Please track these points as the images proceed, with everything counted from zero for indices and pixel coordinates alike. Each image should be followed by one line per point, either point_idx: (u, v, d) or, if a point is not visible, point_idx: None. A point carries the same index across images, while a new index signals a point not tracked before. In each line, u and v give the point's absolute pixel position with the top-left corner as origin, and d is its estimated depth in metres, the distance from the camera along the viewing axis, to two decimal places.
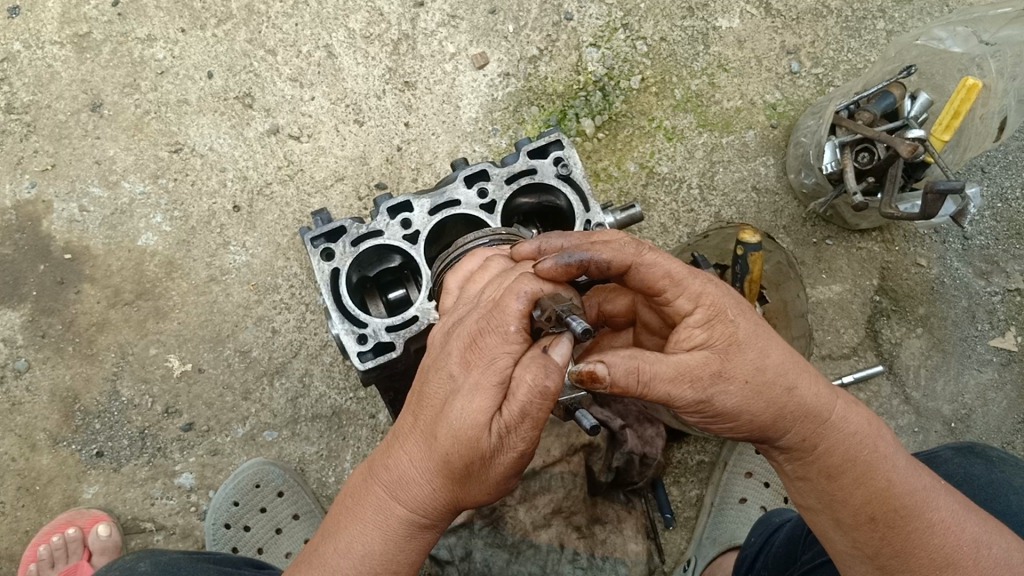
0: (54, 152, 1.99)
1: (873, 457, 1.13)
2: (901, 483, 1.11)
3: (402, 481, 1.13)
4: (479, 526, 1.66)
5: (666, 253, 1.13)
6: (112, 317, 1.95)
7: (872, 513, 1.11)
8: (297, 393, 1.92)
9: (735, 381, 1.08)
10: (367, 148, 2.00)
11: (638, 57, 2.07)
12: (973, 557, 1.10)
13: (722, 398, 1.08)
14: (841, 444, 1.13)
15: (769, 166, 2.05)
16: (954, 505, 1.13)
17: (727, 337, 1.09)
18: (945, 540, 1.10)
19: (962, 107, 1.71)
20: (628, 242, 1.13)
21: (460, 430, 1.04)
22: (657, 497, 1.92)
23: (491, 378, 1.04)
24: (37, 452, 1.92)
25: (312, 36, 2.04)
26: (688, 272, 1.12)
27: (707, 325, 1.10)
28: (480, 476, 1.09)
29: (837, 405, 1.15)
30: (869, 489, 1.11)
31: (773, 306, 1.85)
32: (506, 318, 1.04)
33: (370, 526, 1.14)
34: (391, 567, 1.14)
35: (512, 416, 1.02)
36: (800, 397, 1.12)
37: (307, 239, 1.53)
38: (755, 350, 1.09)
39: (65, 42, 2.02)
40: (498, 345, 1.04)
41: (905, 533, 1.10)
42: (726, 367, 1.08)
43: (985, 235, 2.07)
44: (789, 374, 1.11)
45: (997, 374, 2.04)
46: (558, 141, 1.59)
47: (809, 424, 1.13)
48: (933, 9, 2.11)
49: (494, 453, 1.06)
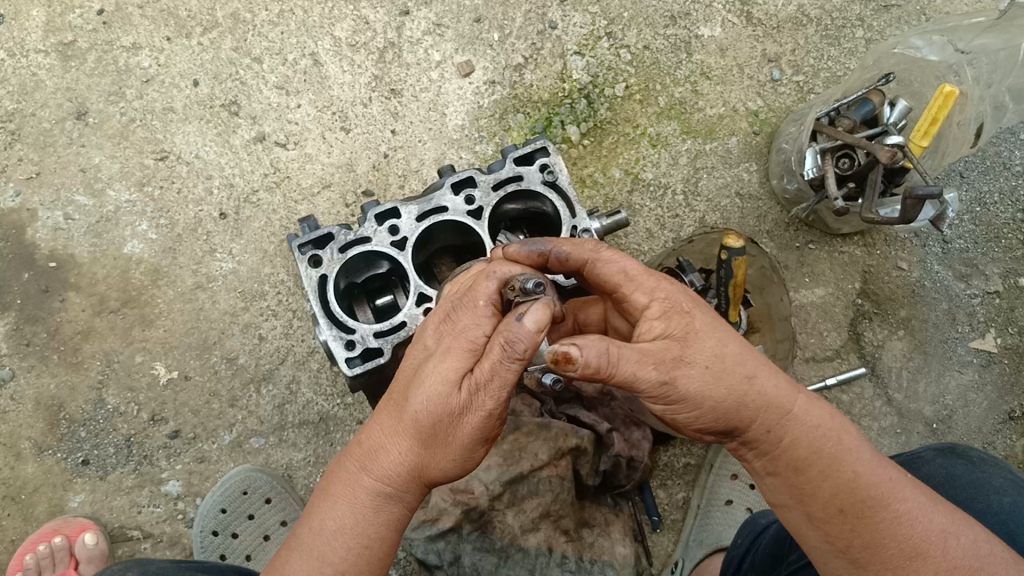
0: (38, 160, 1.99)
1: (836, 450, 1.15)
2: (866, 475, 1.14)
3: (376, 453, 1.19)
4: (468, 530, 1.62)
5: (622, 253, 1.21)
6: (97, 325, 1.94)
7: (840, 504, 1.13)
8: (284, 399, 1.92)
9: (696, 365, 1.09)
10: (354, 156, 2.01)
11: (621, 66, 2.10)
12: (940, 548, 1.12)
13: (685, 381, 1.08)
14: (802, 437, 1.15)
15: (752, 172, 2.07)
16: (919, 496, 1.15)
17: (685, 326, 1.12)
18: (913, 532, 1.12)
19: (938, 114, 1.72)
20: (588, 243, 1.23)
21: (429, 393, 1.11)
22: (644, 500, 1.94)
23: (463, 343, 1.11)
24: (22, 461, 1.91)
25: (298, 44, 2.05)
26: (643, 270, 1.18)
27: (665, 317, 1.13)
28: (448, 439, 1.13)
29: (800, 399, 1.16)
30: (836, 480, 1.14)
31: (757, 309, 1.87)
32: (479, 294, 1.14)
33: (344, 501, 1.19)
34: (362, 540, 1.18)
35: (482, 372, 1.07)
36: (761, 389, 1.13)
37: (294, 246, 1.53)
38: (713, 340, 1.12)
39: (49, 51, 2.02)
40: (467, 317, 1.13)
41: (874, 524, 1.12)
42: (687, 353, 1.09)
43: (964, 239, 2.10)
44: (748, 364, 1.13)
45: (977, 375, 2.07)
46: (543, 148, 1.60)
47: (773, 416, 1.14)
48: (911, 18, 2.15)
49: (464, 412, 1.11)
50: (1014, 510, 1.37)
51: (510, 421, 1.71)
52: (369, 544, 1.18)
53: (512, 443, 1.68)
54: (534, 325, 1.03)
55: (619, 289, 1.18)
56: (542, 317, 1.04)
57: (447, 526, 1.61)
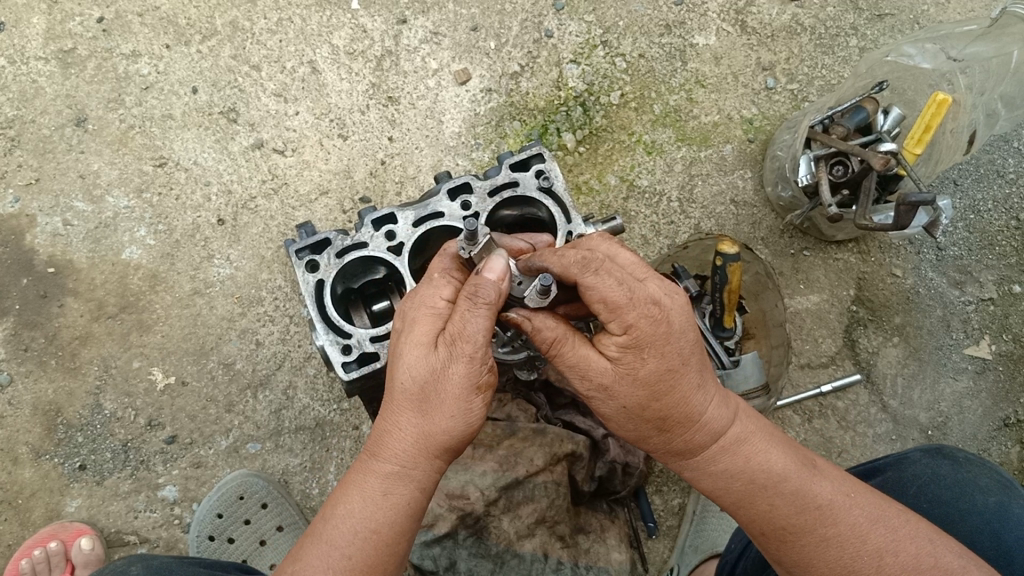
0: (38, 167, 2.00)
1: (753, 487, 1.23)
2: (784, 507, 1.21)
3: (381, 437, 1.23)
4: (463, 536, 1.61)
5: (613, 278, 1.15)
6: (95, 330, 1.95)
7: (761, 529, 1.23)
8: (281, 405, 1.93)
9: (615, 402, 1.20)
10: (351, 162, 2.03)
11: (617, 73, 2.12)
12: (874, 565, 1.17)
13: (601, 405, 1.21)
14: (715, 476, 1.25)
15: (746, 179, 2.09)
16: (857, 517, 1.20)
17: (629, 367, 1.17)
18: (843, 552, 1.19)
19: (932, 121, 1.74)
20: (577, 260, 1.16)
21: (407, 359, 1.19)
22: (640, 506, 1.97)
23: (426, 309, 1.21)
24: (19, 466, 1.91)
25: (296, 52, 2.07)
26: (626, 302, 1.14)
27: (620, 353, 1.16)
28: (441, 399, 1.18)
29: (721, 438, 1.25)
30: (754, 512, 1.23)
31: (752, 316, 1.92)
32: (435, 267, 1.27)
33: (353, 488, 1.23)
34: (371, 523, 1.20)
35: (457, 325, 1.15)
36: (677, 435, 1.23)
37: (291, 252, 1.54)
38: (644, 386, 1.17)
39: (49, 58, 2.04)
40: (422, 288, 1.24)
41: (799, 546, 1.21)
42: (612, 389, 1.19)
43: (958, 246, 2.11)
44: (671, 404, 1.20)
45: (972, 382, 2.07)
46: (539, 154, 1.61)
47: (686, 454, 1.26)
48: (904, 26, 2.17)
49: (447, 369, 1.16)
50: (998, 512, 1.37)
51: (506, 426, 1.72)
52: (378, 529, 1.19)
53: (507, 449, 1.69)
54: (497, 273, 1.17)
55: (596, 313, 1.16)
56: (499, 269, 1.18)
57: (442, 531, 1.61)
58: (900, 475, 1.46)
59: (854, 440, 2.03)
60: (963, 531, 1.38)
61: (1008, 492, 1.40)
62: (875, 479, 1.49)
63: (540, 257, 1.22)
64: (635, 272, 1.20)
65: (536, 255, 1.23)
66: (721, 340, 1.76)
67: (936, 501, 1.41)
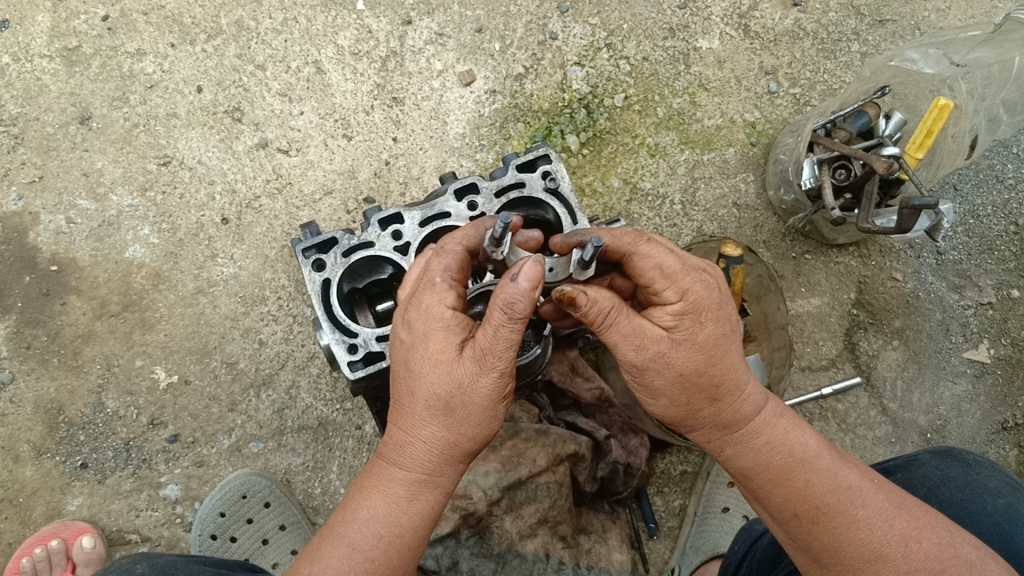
0: (41, 165, 2.00)
1: (788, 462, 1.24)
2: (819, 484, 1.22)
3: (403, 447, 1.23)
4: (466, 535, 1.61)
5: (663, 248, 1.22)
6: (98, 329, 1.95)
7: (794, 510, 1.22)
8: (283, 404, 1.93)
9: (669, 372, 1.19)
10: (355, 163, 2.03)
11: (621, 76, 2.13)
12: (900, 552, 1.18)
13: (650, 376, 1.19)
14: (753, 451, 1.26)
15: (749, 182, 2.10)
16: (882, 502, 1.21)
17: (689, 333, 1.19)
18: (872, 535, 1.19)
19: (934, 126, 1.75)
20: (629, 233, 1.23)
21: (432, 371, 1.18)
22: (641, 506, 1.97)
23: (438, 322, 1.19)
24: (20, 464, 1.91)
25: (301, 53, 2.07)
26: (682, 269, 1.20)
27: (679, 319, 1.19)
28: (466, 412, 1.18)
29: (758, 414, 1.27)
30: (789, 489, 1.23)
31: (755, 318, 1.92)
32: (434, 270, 1.22)
33: (377, 496, 1.24)
34: (396, 529, 1.22)
35: (485, 337, 1.14)
36: (723, 406, 1.24)
37: (298, 251, 1.55)
38: (700, 353, 1.19)
39: (54, 56, 2.04)
40: (430, 295, 1.20)
41: (830, 527, 1.20)
42: (666, 356, 1.18)
43: (958, 251, 2.13)
44: (720, 374, 1.22)
45: (971, 385, 2.09)
46: (545, 155, 1.62)
47: (723, 429, 1.27)
48: (905, 32, 2.19)
49: (472, 381, 1.17)
50: (1008, 514, 1.39)
51: (508, 427, 1.71)
52: (401, 535, 1.22)
53: (510, 449, 1.69)
54: (528, 282, 1.11)
55: (652, 283, 1.20)
56: (533, 274, 1.12)
57: (444, 531, 1.61)
58: (911, 476, 1.47)
59: (854, 443, 2.04)
60: (976, 531, 1.39)
61: (1018, 495, 1.41)
62: (885, 480, 1.50)
63: (584, 241, 1.24)
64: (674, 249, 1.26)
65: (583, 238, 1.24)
66: None
67: (948, 502, 1.42)
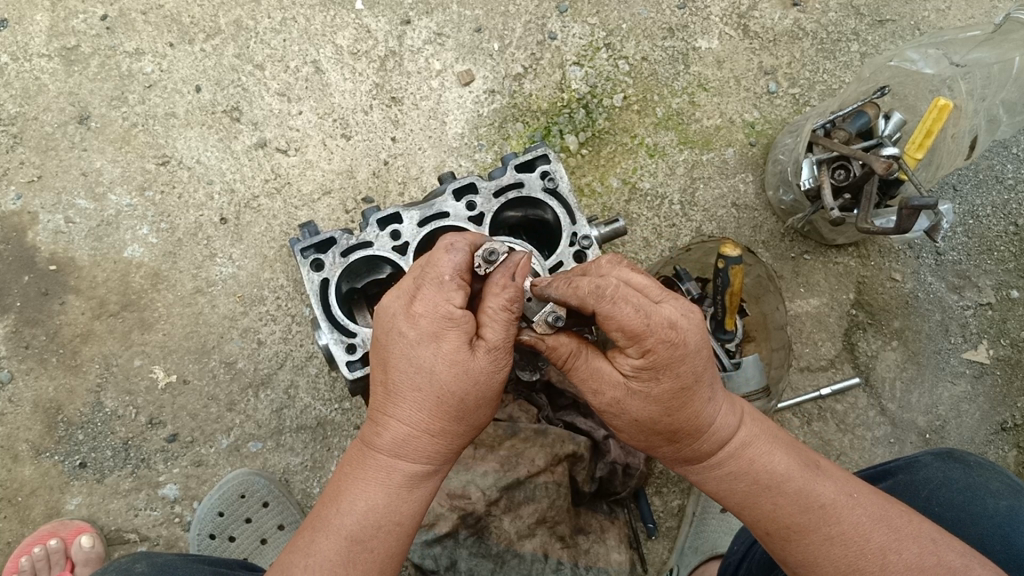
0: (40, 164, 2.00)
1: (756, 488, 1.25)
2: (787, 508, 1.23)
3: (398, 438, 1.23)
4: (464, 536, 1.62)
5: (628, 306, 1.14)
6: (96, 329, 1.95)
7: (766, 529, 1.25)
8: (282, 404, 1.93)
9: (627, 416, 1.23)
10: (354, 162, 2.03)
11: (620, 76, 2.12)
12: (878, 565, 1.18)
13: (610, 416, 1.25)
14: (719, 479, 1.28)
15: (748, 182, 2.10)
16: (858, 517, 1.20)
17: (646, 386, 1.19)
18: (847, 551, 1.19)
19: (934, 126, 1.75)
20: (593, 288, 1.16)
21: (442, 368, 1.19)
22: (639, 507, 1.97)
23: (445, 318, 1.20)
24: (19, 463, 1.91)
25: (300, 52, 2.07)
26: (644, 328, 1.14)
27: (637, 373, 1.19)
28: (468, 406, 1.22)
29: (725, 445, 1.28)
30: (758, 513, 1.25)
31: (753, 319, 1.93)
32: (444, 266, 1.22)
33: (374, 485, 1.24)
34: (395, 519, 1.24)
35: (491, 331, 1.20)
36: (684, 444, 1.26)
37: (297, 251, 1.55)
38: (657, 403, 1.21)
39: (52, 55, 2.03)
40: (438, 291, 1.21)
41: (802, 545, 1.22)
42: (621, 404, 1.22)
43: (957, 251, 2.12)
44: (680, 417, 1.22)
45: (970, 386, 2.09)
46: (544, 155, 1.61)
47: (688, 460, 1.29)
48: (904, 33, 2.18)
49: (478, 376, 1.20)
50: (1009, 515, 1.39)
51: (507, 427, 1.72)
52: (400, 524, 1.24)
53: (509, 449, 1.69)
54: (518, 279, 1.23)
55: (615, 340, 1.17)
56: (524, 271, 1.23)
57: (443, 531, 1.61)
58: (912, 478, 1.47)
59: (853, 443, 2.04)
60: (974, 534, 1.39)
61: (1020, 497, 1.41)
62: (886, 481, 1.50)
63: (553, 290, 1.22)
64: (649, 295, 1.18)
65: (551, 285, 1.23)
66: (722, 342, 1.76)
67: (948, 504, 1.42)
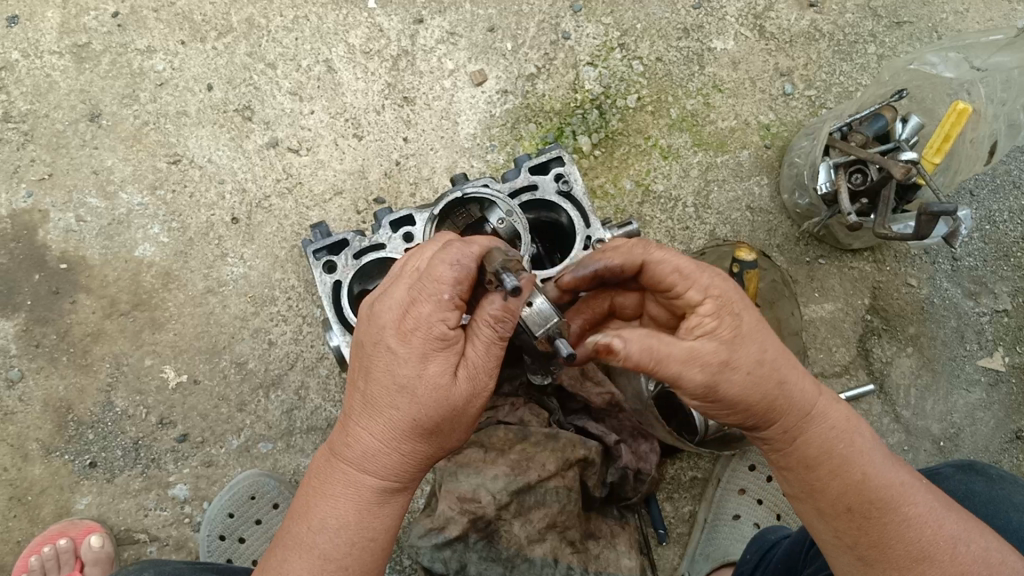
0: (51, 162, 1.99)
1: (846, 454, 1.19)
2: (877, 477, 1.16)
3: (371, 455, 1.22)
4: (474, 539, 1.60)
5: (676, 252, 1.26)
6: (107, 328, 1.94)
7: (849, 503, 1.16)
8: (292, 405, 1.92)
9: (738, 369, 1.15)
10: (366, 163, 2.02)
11: (634, 77, 2.10)
12: (948, 552, 1.12)
13: (724, 383, 1.15)
14: (810, 441, 1.21)
15: (762, 185, 2.08)
16: (933, 503, 1.16)
17: (734, 327, 1.16)
18: (922, 535, 1.13)
19: (952, 130, 1.72)
20: (636, 246, 1.29)
21: (420, 389, 1.16)
22: (650, 513, 1.96)
23: (432, 339, 1.15)
24: (29, 462, 1.91)
25: (312, 51, 2.06)
26: (699, 268, 1.22)
27: (716, 315, 1.17)
28: (446, 428, 1.20)
29: (818, 404, 1.22)
30: (844, 481, 1.17)
31: (768, 323, 1.88)
32: (443, 283, 1.15)
33: (345, 500, 1.23)
34: (368, 534, 1.23)
35: (476, 354, 1.17)
36: (782, 400, 1.19)
37: (309, 252, 1.54)
38: (756, 346, 1.16)
39: (64, 52, 2.03)
40: (432, 310, 1.15)
41: (883, 523, 1.14)
42: (731, 358, 1.14)
43: (973, 257, 2.10)
44: (779, 369, 1.18)
45: (985, 394, 2.07)
46: (559, 157, 1.60)
47: (785, 416, 1.21)
48: (923, 35, 2.15)
49: (457, 401, 1.17)
50: None
51: (518, 431, 1.71)
52: (373, 538, 1.24)
53: (519, 453, 1.68)
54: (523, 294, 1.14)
55: (673, 287, 1.22)
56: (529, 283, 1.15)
57: (452, 534, 1.60)
58: None
59: None
60: None
61: None
62: None
63: (587, 263, 1.34)
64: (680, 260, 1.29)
65: (586, 260, 1.35)
66: None
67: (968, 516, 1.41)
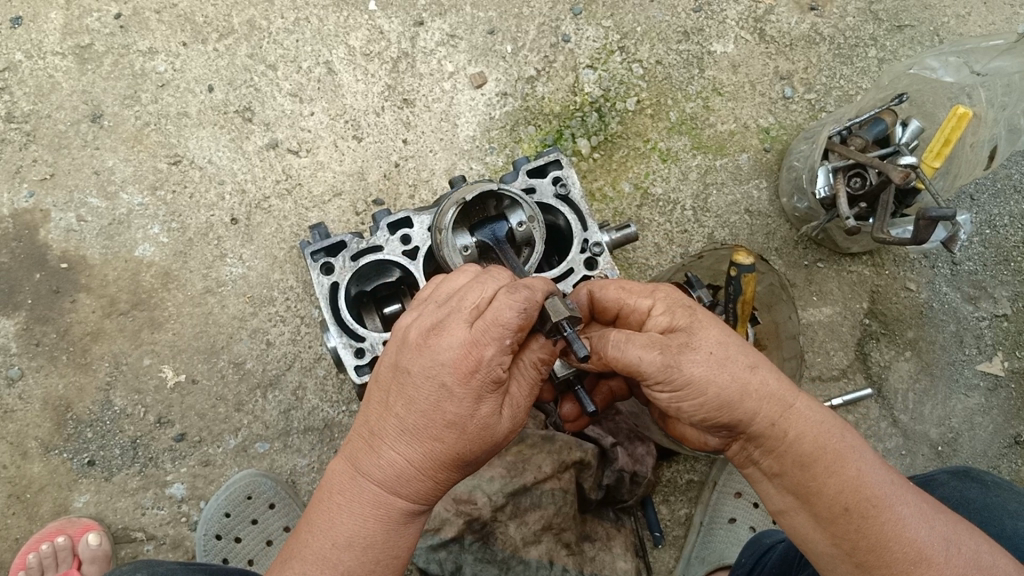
0: (53, 162, 2.01)
1: (839, 449, 1.16)
2: (869, 474, 1.14)
3: (401, 478, 1.17)
4: (469, 541, 1.61)
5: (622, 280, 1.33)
6: (107, 327, 1.96)
7: (846, 503, 1.13)
8: (289, 405, 1.93)
9: (701, 351, 1.17)
10: (365, 164, 2.03)
11: (633, 80, 2.11)
12: (943, 552, 1.10)
13: (688, 364, 1.15)
14: (799, 436, 1.17)
15: (761, 189, 2.08)
16: (921, 502, 1.14)
17: (688, 317, 1.22)
18: (916, 535, 1.11)
19: (952, 134, 1.72)
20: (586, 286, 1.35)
21: (467, 426, 1.13)
22: (647, 515, 1.94)
23: (488, 379, 1.11)
24: (28, 460, 1.92)
25: (313, 53, 2.07)
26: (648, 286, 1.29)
27: (670, 312, 1.23)
28: (479, 458, 1.19)
29: (800, 396, 1.20)
30: (840, 479, 1.14)
31: (765, 326, 1.89)
32: (508, 326, 1.09)
33: (370, 520, 1.17)
34: (392, 555, 1.19)
35: (518, 392, 1.19)
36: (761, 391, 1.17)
37: (306, 253, 1.54)
38: (715, 331, 1.20)
39: (66, 53, 2.04)
40: (494, 351, 1.10)
41: (880, 523, 1.11)
42: (692, 341, 1.18)
43: (973, 261, 2.10)
44: (750, 356, 1.19)
45: (984, 399, 2.06)
46: (557, 160, 1.60)
47: (773, 410, 1.18)
48: (924, 39, 2.15)
49: (497, 436, 1.16)
50: None
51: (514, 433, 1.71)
52: (396, 558, 1.19)
53: (515, 455, 1.69)
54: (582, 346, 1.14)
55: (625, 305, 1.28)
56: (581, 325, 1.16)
57: (447, 536, 1.61)
58: None
59: None
60: None
61: None
62: None
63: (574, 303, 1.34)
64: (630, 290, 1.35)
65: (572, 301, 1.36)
66: None
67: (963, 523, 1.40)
